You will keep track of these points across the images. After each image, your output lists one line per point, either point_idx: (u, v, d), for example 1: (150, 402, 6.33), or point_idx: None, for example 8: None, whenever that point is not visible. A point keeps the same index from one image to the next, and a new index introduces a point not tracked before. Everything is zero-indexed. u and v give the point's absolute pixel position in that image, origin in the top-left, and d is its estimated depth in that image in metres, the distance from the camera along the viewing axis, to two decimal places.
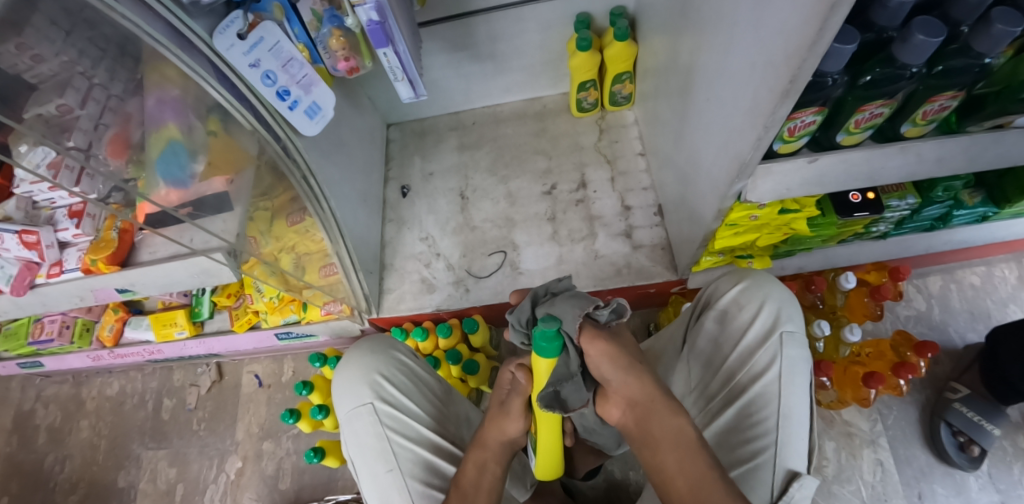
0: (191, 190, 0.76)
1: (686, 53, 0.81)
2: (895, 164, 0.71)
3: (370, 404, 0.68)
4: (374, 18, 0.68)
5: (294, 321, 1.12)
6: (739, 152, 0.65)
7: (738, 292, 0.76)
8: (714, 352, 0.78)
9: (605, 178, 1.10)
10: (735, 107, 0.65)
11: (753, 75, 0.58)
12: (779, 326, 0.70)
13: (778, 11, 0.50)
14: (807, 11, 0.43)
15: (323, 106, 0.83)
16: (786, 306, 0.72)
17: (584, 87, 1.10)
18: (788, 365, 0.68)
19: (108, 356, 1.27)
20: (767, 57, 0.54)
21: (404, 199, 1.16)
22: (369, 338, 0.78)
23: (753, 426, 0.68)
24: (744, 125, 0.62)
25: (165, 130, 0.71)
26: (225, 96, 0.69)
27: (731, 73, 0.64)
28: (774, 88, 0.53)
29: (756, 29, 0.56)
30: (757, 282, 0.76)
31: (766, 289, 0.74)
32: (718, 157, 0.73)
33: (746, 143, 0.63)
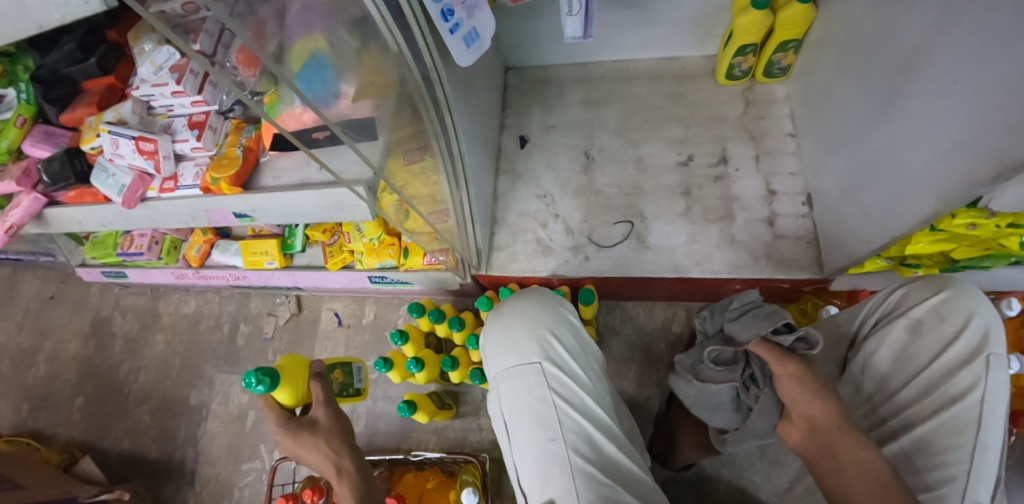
0: (333, 110, 0.67)
1: (907, 21, 0.68)
2: None
3: (538, 364, 0.64)
4: None
5: (391, 266, 1.08)
6: (989, 147, 0.54)
7: (937, 304, 0.62)
8: (896, 371, 0.65)
9: (748, 155, 0.99)
10: (979, 96, 0.54)
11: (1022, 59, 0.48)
12: (987, 347, 0.57)
13: None
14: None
15: (481, 34, 0.74)
16: (999, 328, 0.58)
17: (743, 51, 0.97)
18: (997, 392, 0.56)
19: (193, 276, 1.25)
20: None
21: (521, 150, 1.06)
22: (533, 293, 0.75)
23: (943, 452, 0.57)
24: (1002, 120, 0.51)
25: (312, 40, 0.59)
26: (383, 15, 0.60)
27: (984, 56, 0.53)
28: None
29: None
30: (966, 291, 0.61)
31: (972, 299, 0.60)
32: (947, 153, 0.60)
33: (1011, 141, 0.50)
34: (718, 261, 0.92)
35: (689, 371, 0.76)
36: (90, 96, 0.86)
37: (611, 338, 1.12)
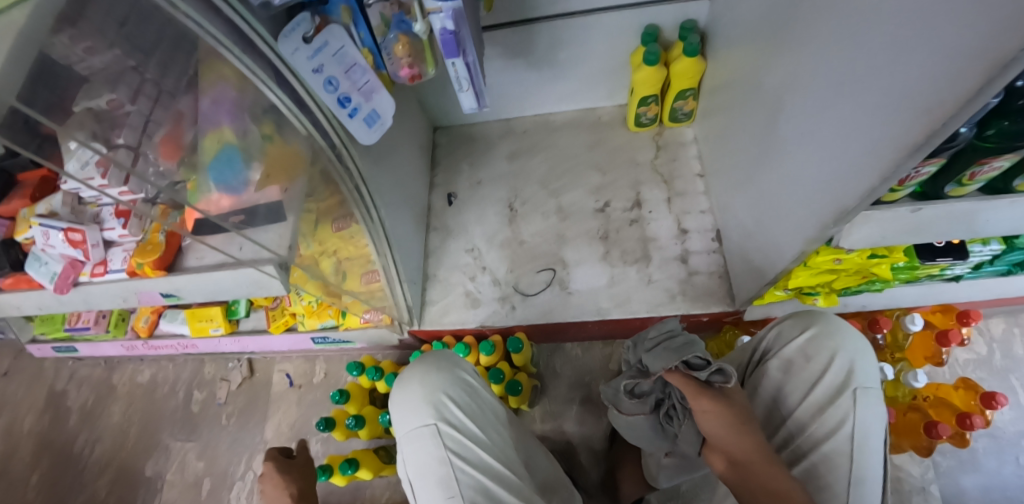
0: (244, 196, 0.77)
1: (775, 72, 0.74)
2: (1004, 217, 0.65)
3: (433, 426, 0.68)
4: (447, 26, 0.66)
5: (332, 326, 1.11)
6: (836, 189, 0.60)
7: (805, 342, 0.67)
8: (775, 407, 0.68)
9: (661, 197, 1.05)
10: (826, 148, 0.61)
11: (876, 116, 0.52)
12: (852, 381, 0.61)
13: (905, 53, 0.45)
14: (966, 70, 0.38)
15: (382, 115, 0.81)
16: (864, 360, 0.62)
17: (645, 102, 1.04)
18: (865, 425, 0.59)
19: (142, 347, 1.26)
20: (898, 91, 0.47)
21: (449, 207, 1.11)
22: (433, 353, 0.77)
23: (818, 485, 0.60)
24: (848, 166, 0.57)
25: (220, 133, 0.72)
26: (283, 100, 0.69)
27: (824, 111, 0.61)
28: (905, 146, 0.48)
29: (878, 73, 0.50)
30: (828, 329, 0.65)
31: (838, 334, 0.64)
32: (809, 196, 0.67)
33: (856, 187, 0.56)
34: (638, 302, 0.96)
35: (612, 400, 0.80)
36: (26, 188, 0.87)
37: (553, 380, 1.14)
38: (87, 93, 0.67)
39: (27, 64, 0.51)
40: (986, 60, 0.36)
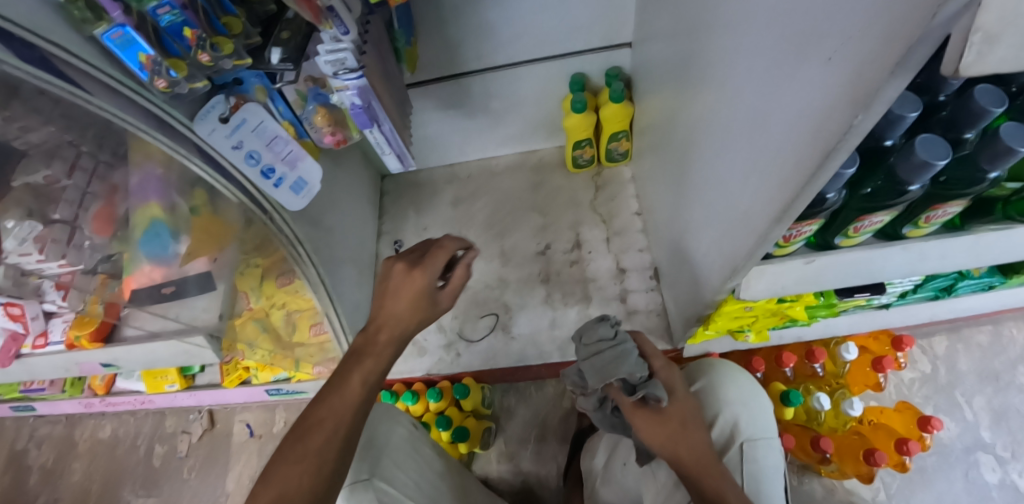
0: (175, 267, 0.80)
1: (684, 122, 0.80)
2: (897, 262, 0.66)
3: (367, 480, 0.63)
4: (357, 102, 0.71)
5: (285, 378, 1.14)
6: (735, 235, 0.62)
7: (695, 395, 0.70)
8: None
9: (600, 237, 1.07)
10: (727, 197, 0.64)
11: (749, 176, 0.57)
12: (739, 432, 0.64)
13: (777, 111, 0.48)
14: (805, 146, 0.44)
15: (309, 181, 0.84)
16: (746, 408, 0.65)
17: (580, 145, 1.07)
18: (754, 478, 0.61)
19: (100, 404, 1.26)
20: (774, 147, 0.50)
21: (396, 255, 1.15)
22: None
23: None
24: (742, 215, 0.60)
25: (149, 209, 0.74)
26: (204, 169, 0.71)
27: (725, 162, 0.64)
28: (768, 208, 0.53)
29: (747, 140, 0.57)
30: (713, 382, 0.69)
31: (722, 387, 0.68)
32: (716, 241, 0.69)
33: (749, 234, 0.58)
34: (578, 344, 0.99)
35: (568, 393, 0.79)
36: None
37: (508, 420, 1.15)
38: (24, 168, 0.64)
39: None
40: (816, 140, 0.42)
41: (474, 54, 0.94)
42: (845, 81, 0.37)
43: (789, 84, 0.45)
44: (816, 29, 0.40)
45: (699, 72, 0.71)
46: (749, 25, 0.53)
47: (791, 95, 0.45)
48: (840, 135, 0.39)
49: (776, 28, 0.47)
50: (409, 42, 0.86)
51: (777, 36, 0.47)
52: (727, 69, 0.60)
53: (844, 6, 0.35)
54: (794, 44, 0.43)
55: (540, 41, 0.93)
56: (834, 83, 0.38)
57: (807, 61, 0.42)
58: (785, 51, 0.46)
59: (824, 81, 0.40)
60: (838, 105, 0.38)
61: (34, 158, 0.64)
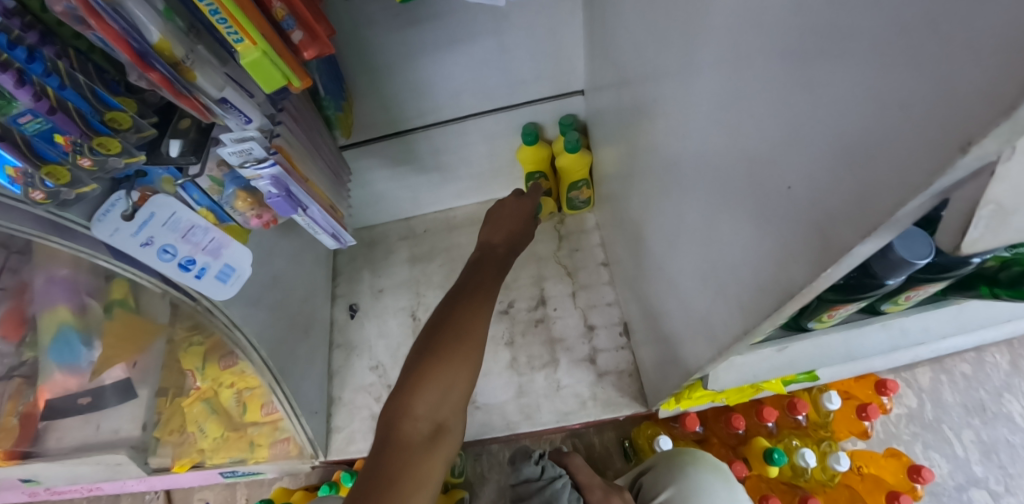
0: (89, 373, 0.72)
1: (642, 192, 0.75)
2: (877, 338, 0.60)
3: None
4: (274, 190, 0.64)
5: (240, 460, 1.04)
6: (705, 330, 0.56)
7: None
8: None
9: (566, 292, 1.02)
10: (694, 286, 0.58)
11: (709, 281, 0.52)
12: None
13: (737, 217, 0.42)
14: (763, 277, 0.39)
15: (239, 266, 0.76)
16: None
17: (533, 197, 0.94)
18: None
19: (43, 493, 1.16)
20: (737, 256, 0.44)
21: (353, 320, 1.08)
22: None
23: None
24: (709, 310, 0.53)
25: (56, 312, 0.71)
26: (125, 269, 0.66)
27: (687, 247, 0.58)
28: (732, 323, 0.47)
29: (705, 238, 0.52)
30: (680, 491, 0.74)
31: (700, 502, 0.73)
32: (687, 327, 0.63)
33: (717, 336, 0.52)
34: (548, 412, 0.93)
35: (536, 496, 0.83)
36: None
37: (481, 486, 1.09)
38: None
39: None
40: (775, 277, 0.37)
41: (416, 111, 0.88)
42: (802, 228, 0.31)
43: (741, 204, 0.41)
44: (766, 160, 0.35)
45: (653, 143, 0.65)
46: (694, 124, 0.49)
47: (746, 216, 0.40)
48: (802, 280, 0.33)
49: (724, 139, 0.43)
50: (341, 107, 0.80)
51: (726, 147, 0.42)
52: (678, 159, 0.56)
53: (798, 148, 0.30)
54: (744, 163, 0.39)
55: (486, 95, 0.87)
56: (790, 222, 0.33)
57: (759, 188, 0.37)
58: (734, 166, 0.41)
59: (777, 217, 0.35)
60: (797, 252, 0.33)
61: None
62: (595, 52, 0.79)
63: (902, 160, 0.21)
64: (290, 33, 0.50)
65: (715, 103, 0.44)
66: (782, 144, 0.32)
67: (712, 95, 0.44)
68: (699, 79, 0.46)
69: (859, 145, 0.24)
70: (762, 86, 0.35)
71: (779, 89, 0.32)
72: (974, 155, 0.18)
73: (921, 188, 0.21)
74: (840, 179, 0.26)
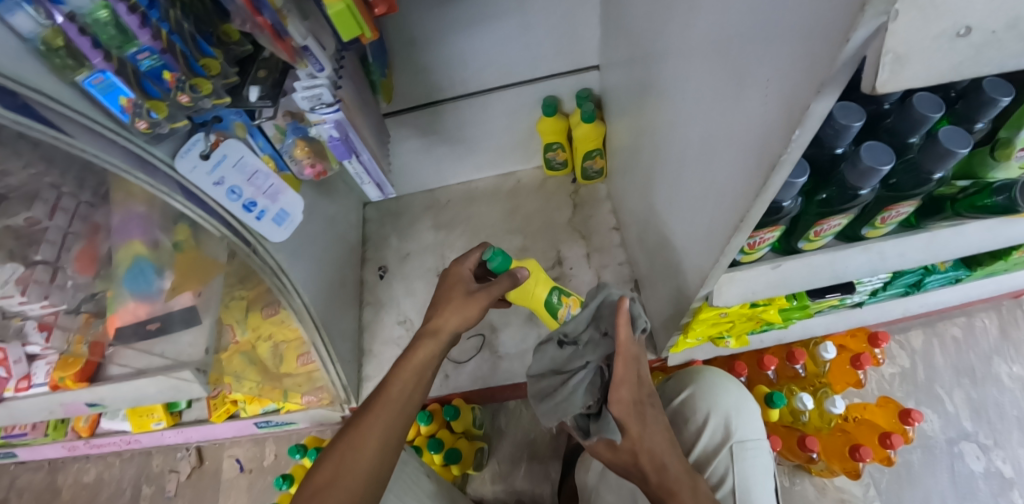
0: (161, 303, 0.79)
1: (649, 145, 0.84)
2: (860, 262, 0.70)
3: None
4: (335, 134, 0.74)
5: (273, 410, 1.12)
6: (704, 245, 0.65)
7: (682, 398, 0.73)
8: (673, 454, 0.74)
9: (581, 253, 1.10)
10: (694, 210, 0.67)
11: (709, 196, 0.61)
12: (729, 438, 0.66)
13: (728, 128, 0.52)
14: (754, 165, 0.47)
15: (292, 212, 0.86)
16: (738, 415, 0.66)
17: (495, 256, 0.79)
18: (744, 474, 0.64)
19: (85, 446, 1.24)
20: (729, 162, 0.53)
21: (381, 280, 1.17)
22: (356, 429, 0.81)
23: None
24: (706, 225, 0.63)
25: (132, 246, 0.75)
26: (193, 211, 0.73)
27: (688, 176, 0.67)
28: (728, 225, 0.56)
29: (702, 161, 0.61)
30: (702, 385, 0.71)
31: (713, 392, 0.69)
32: (688, 251, 0.72)
33: (715, 244, 0.61)
34: None
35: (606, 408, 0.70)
36: None
37: (499, 439, 1.16)
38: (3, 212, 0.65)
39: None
40: (763, 160, 0.45)
41: (447, 84, 0.97)
42: (782, 105, 0.40)
43: (735, 111, 0.50)
44: (750, 65, 0.44)
45: (657, 96, 0.74)
46: (693, 62, 0.58)
47: (739, 119, 0.49)
48: (778, 152, 0.43)
49: (716, 64, 0.52)
50: (384, 75, 0.89)
51: (719, 69, 0.51)
52: (678, 101, 0.66)
53: (770, 45, 0.39)
54: (733, 77, 0.48)
55: (510, 71, 0.97)
56: (769, 109, 0.42)
57: (748, 89, 0.46)
58: (727, 81, 0.50)
59: (765, 106, 0.43)
60: (779, 128, 0.41)
61: (15, 202, 0.65)
62: (610, 30, 0.88)
63: (823, 30, 0.30)
64: None
65: (707, 35, 0.53)
66: (759, 49, 0.42)
67: (706, 30, 0.53)
68: (696, 21, 0.55)
69: (806, 29, 0.33)
70: (742, 9, 0.44)
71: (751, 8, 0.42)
72: (869, 13, 0.24)
73: (841, 43, 0.27)
74: (797, 60, 0.36)
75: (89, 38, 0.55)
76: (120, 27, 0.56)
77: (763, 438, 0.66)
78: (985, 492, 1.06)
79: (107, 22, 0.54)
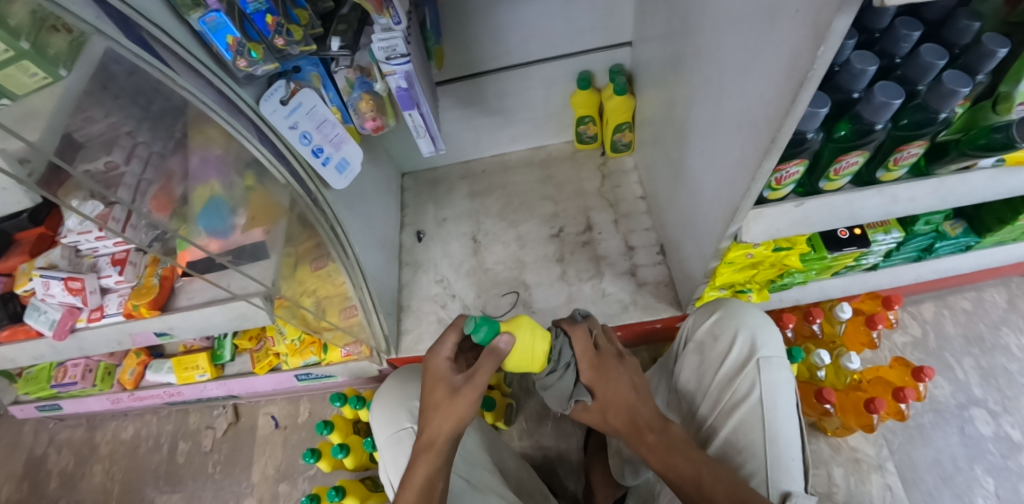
0: (231, 239, 0.84)
1: (681, 106, 0.92)
2: (874, 204, 0.78)
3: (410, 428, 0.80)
4: (403, 84, 0.82)
5: (314, 363, 1.17)
6: (734, 182, 0.72)
7: (712, 325, 0.82)
8: (700, 380, 0.82)
9: (609, 219, 1.18)
10: (726, 152, 0.74)
11: (740, 132, 0.68)
12: (755, 353, 0.74)
13: (762, 62, 0.60)
14: (784, 86, 0.55)
15: (351, 162, 0.94)
16: (759, 332, 0.76)
17: (478, 326, 0.69)
18: (768, 387, 0.71)
19: (127, 399, 1.30)
20: (761, 94, 0.61)
21: (419, 243, 1.25)
22: (403, 374, 0.89)
23: (741, 451, 0.70)
24: (737, 161, 0.70)
25: (208, 186, 0.81)
26: (265, 154, 0.81)
27: (719, 124, 0.75)
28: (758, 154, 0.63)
29: (735, 104, 0.69)
30: (729, 312, 0.80)
31: (741, 316, 0.79)
32: (718, 194, 0.79)
33: (745, 175, 0.68)
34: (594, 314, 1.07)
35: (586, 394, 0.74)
36: (22, 246, 0.89)
37: (527, 398, 1.21)
38: (86, 156, 0.68)
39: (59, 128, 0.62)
40: (792, 78, 0.53)
41: (492, 55, 1.06)
42: (808, 22, 0.48)
43: (767, 44, 0.58)
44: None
45: (691, 58, 0.83)
46: (729, 14, 0.67)
47: (771, 50, 0.57)
48: (806, 69, 0.50)
49: (752, 9, 0.60)
50: (438, 43, 0.97)
51: (755, 10, 0.59)
52: (713, 54, 0.74)
53: None
54: (768, 14, 0.56)
55: (549, 44, 1.06)
56: (799, 34, 0.50)
57: (780, 20, 0.54)
58: (761, 20, 0.58)
59: (794, 30, 0.51)
60: (805, 44, 0.49)
61: (94, 148, 0.69)
62: (646, 5, 0.97)
63: None
64: None
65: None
66: None
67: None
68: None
69: None
70: None
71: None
72: None
73: None
74: None
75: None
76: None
77: (782, 357, 0.74)
78: (995, 454, 1.09)
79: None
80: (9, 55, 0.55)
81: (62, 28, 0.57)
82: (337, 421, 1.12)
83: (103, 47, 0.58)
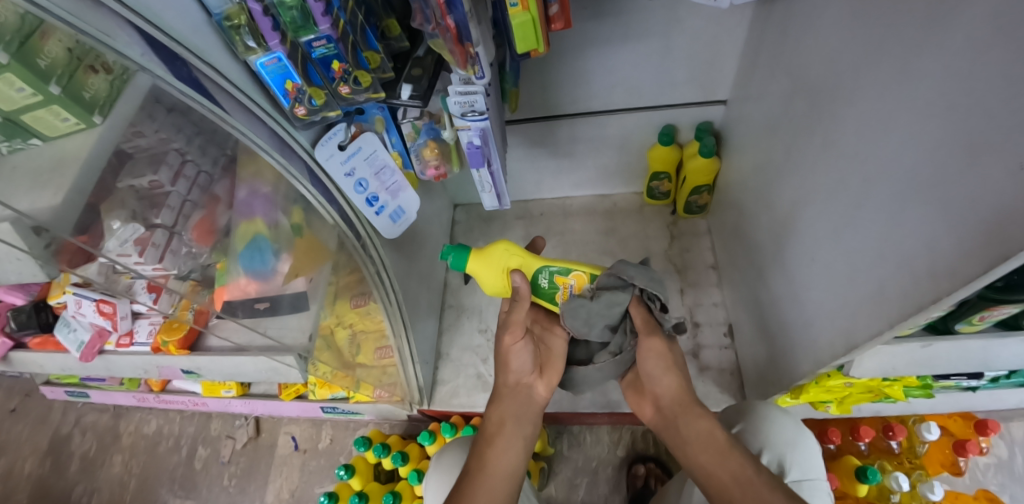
0: (270, 283, 0.80)
1: (781, 190, 0.80)
2: (1015, 352, 0.64)
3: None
4: (476, 141, 0.73)
5: (342, 398, 1.13)
6: (866, 314, 0.58)
7: (739, 433, 0.77)
8: None
9: (673, 288, 1.09)
10: (853, 277, 0.61)
11: (880, 263, 0.55)
12: (786, 474, 0.72)
13: (928, 193, 0.46)
14: (971, 241, 0.41)
15: (407, 210, 0.85)
16: (790, 449, 0.73)
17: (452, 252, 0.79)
18: None
19: (153, 400, 1.28)
20: (924, 234, 0.47)
21: (465, 285, 1.19)
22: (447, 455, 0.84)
23: None
24: (868, 295, 0.57)
25: (253, 223, 0.74)
26: (314, 195, 0.71)
27: (841, 237, 0.63)
28: (910, 301, 0.50)
29: (868, 225, 0.57)
30: (755, 423, 0.76)
31: (768, 431, 0.74)
32: (833, 314, 0.66)
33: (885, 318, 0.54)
34: None
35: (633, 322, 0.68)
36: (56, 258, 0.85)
37: (559, 464, 1.13)
38: (132, 171, 0.63)
39: (97, 172, 0.57)
40: (991, 246, 0.38)
41: (571, 99, 0.96)
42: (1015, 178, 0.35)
43: (957, 178, 0.42)
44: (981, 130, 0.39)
45: (804, 144, 0.71)
46: (877, 118, 0.54)
47: (957, 192, 0.42)
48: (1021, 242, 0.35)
49: (920, 125, 0.47)
50: (515, 85, 0.87)
51: (940, 131, 0.44)
52: (841, 156, 0.62)
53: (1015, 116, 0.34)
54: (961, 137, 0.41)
55: (635, 93, 0.94)
56: (1000, 181, 0.37)
57: (983, 160, 0.39)
58: (941, 144, 0.44)
59: (999, 181, 0.37)
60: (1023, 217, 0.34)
61: (140, 163, 0.64)
62: (755, 64, 0.84)
63: None
64: (550, 5, 0.61)
65: (929, 91, 0.45)
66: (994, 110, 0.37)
67: (928, 87, 0.46)
68: (914, 75, 0.48)
69: None
70: (969, 71, 0.40)
71: (1011, 76, 0.35)
72: None
73: None
74: None
75: (270, 19, 0.54)
76: (303, 11, 0.54)
77: (815, 477, 0.72)
78: None
79: (292, 5, 0.53)
80: (37, 98, 0.50)
81: (100, 68, 0.50)
82: (359, 464, 1.08)
83: (148, 85, 0.51)
